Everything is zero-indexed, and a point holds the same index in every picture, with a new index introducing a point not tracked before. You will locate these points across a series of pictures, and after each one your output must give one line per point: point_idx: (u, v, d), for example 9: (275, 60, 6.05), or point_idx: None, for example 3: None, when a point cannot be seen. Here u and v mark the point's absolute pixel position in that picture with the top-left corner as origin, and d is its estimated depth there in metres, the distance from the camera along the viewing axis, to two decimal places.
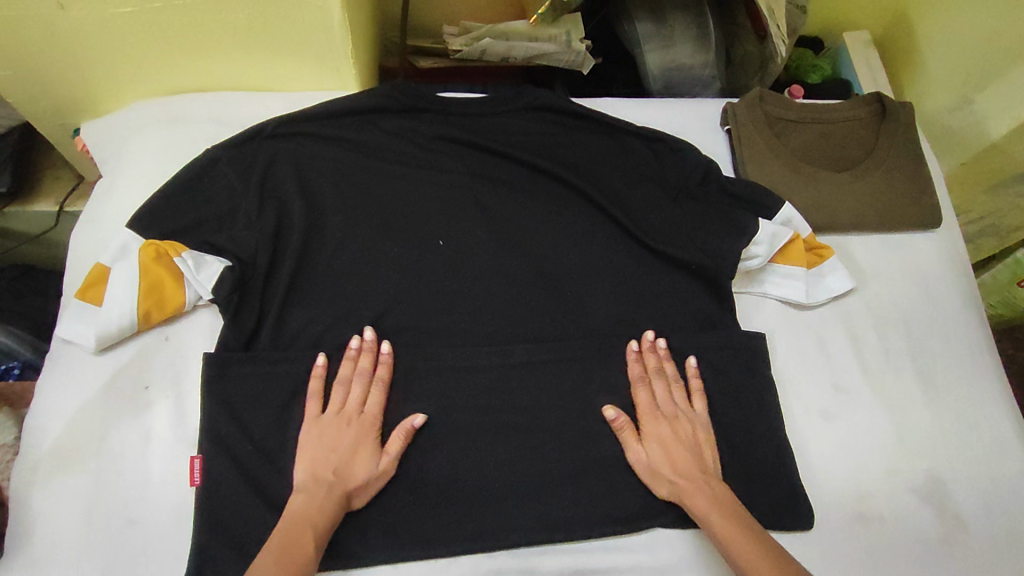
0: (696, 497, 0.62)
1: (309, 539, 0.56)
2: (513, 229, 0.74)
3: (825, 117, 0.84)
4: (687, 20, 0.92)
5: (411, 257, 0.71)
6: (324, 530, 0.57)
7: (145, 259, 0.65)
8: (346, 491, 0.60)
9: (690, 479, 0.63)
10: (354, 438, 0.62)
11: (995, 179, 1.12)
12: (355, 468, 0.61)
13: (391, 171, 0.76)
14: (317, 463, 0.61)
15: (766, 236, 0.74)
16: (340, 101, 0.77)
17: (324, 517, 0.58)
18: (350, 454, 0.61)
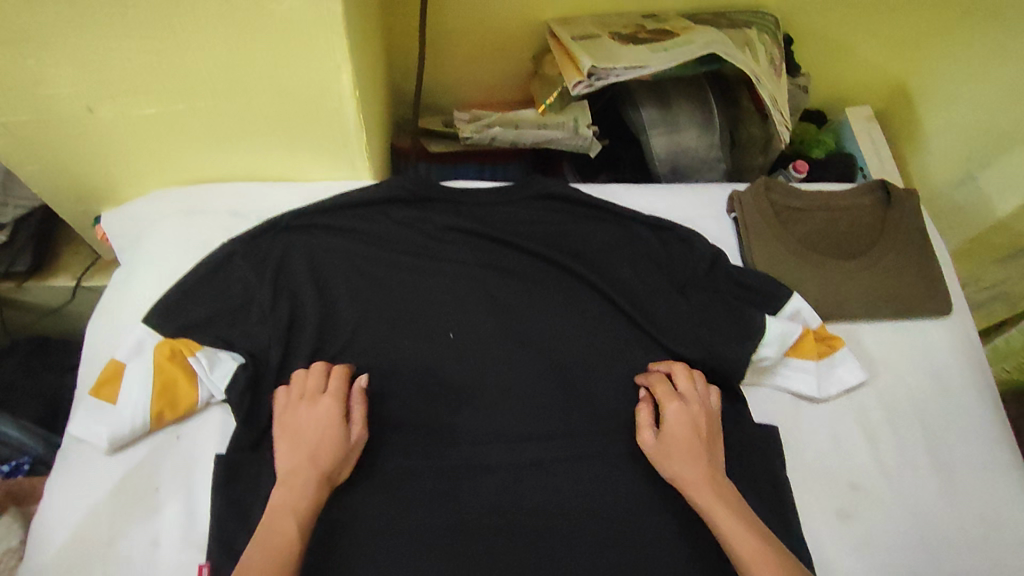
0: (702, 491, 0.62)
1: (294, 525, 0.58)
2: (523, 319, 0.75)
3: (832, 205, 0.84)
4: (692, 106, 0.95)
5: (422, 352, 0.72)
6: (308, 514, 0.59)
7: (160, 358, 0.66)
8: (324, 472, 0.61)
9: (701, 474, 0.63)
10: (318, 422, 0.63)
11: (1002, 253, 1.12)
12: (326, 448, 0.62)
13: (403, 263, 0.77)
14: (294, 450, 0.62)
15: (776, 337, 0.74)
16: (353, 195, 0.79)
17: (308, 503, 0.59)
18: (317, 438, 0.63)
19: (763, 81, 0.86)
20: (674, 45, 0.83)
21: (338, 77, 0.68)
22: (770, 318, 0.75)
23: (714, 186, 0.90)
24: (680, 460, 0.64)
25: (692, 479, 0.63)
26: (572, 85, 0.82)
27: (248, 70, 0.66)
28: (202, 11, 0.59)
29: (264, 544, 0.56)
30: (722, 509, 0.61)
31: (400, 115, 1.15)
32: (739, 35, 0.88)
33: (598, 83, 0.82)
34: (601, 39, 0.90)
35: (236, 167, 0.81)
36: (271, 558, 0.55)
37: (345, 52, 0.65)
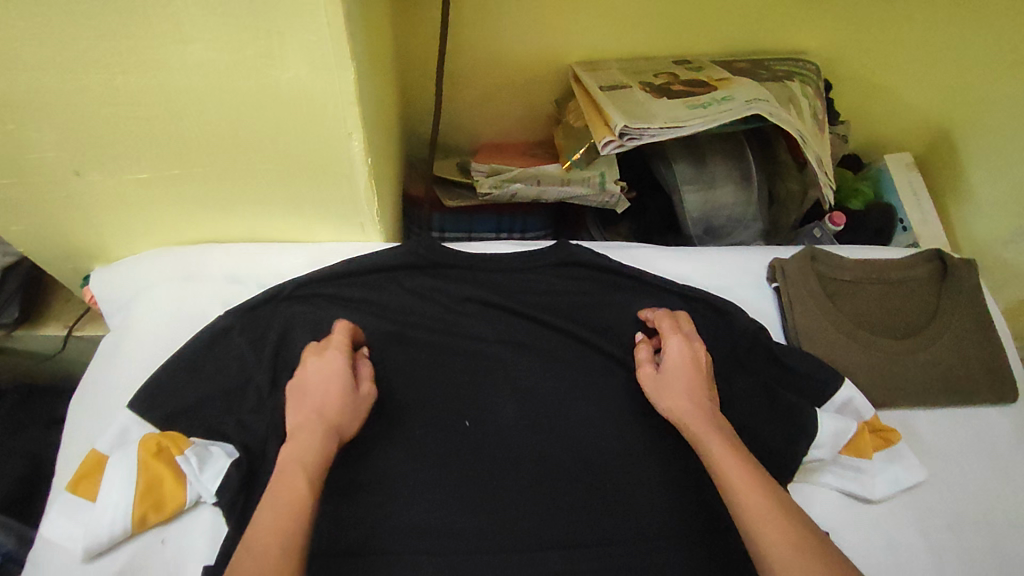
0: (695, 419, 0.61)
1: (304, 481, 0.53)
2: (548, 405, 0.68)
3: (884, 277, 0.77)
4: (728, 162, 0.88)
5: (434, 443, 0.65)
6: (318, 470, 0.54)
7: (145, 454, 0.60)
8: (331, 421, 0.58)
9: (696, 403, 0.63)
10: (325, 374, 0.60)
11: None
12: (334, 398, 0.59)
13: (414, 338, 0.70)
14: (302, 405, 0.58)
15: (830, 437, 0.67)
16: (363, 260, 0.73)
17: (318, 450, 0.55)
18: (323, 388, 0.59)
19: (810, 142, 0.79)
20: (713, 102, 0.77)
21: (348, 144, 0.61)
22: (820, 413, 0.68)
23: (753, 251, 0.83)
24: (678, 391, 0.64)
25: (687, 409, 0.62)
26: (602, 145, 0.76)
27: (250, 136, 0.60)
28: (199, 79, 0.53)
29: (273, 494, 0.52)
30: (715, 435, 0.59)
31: (414, 157, 1.08)
32: (781, 89, 0.82)
33: (630, 143, 0.75)
34: (632, 91, 0.84)
35: (237, 227, 0.75)
36: (281, 509, 0.51)
37: (357, 119, 0.58)
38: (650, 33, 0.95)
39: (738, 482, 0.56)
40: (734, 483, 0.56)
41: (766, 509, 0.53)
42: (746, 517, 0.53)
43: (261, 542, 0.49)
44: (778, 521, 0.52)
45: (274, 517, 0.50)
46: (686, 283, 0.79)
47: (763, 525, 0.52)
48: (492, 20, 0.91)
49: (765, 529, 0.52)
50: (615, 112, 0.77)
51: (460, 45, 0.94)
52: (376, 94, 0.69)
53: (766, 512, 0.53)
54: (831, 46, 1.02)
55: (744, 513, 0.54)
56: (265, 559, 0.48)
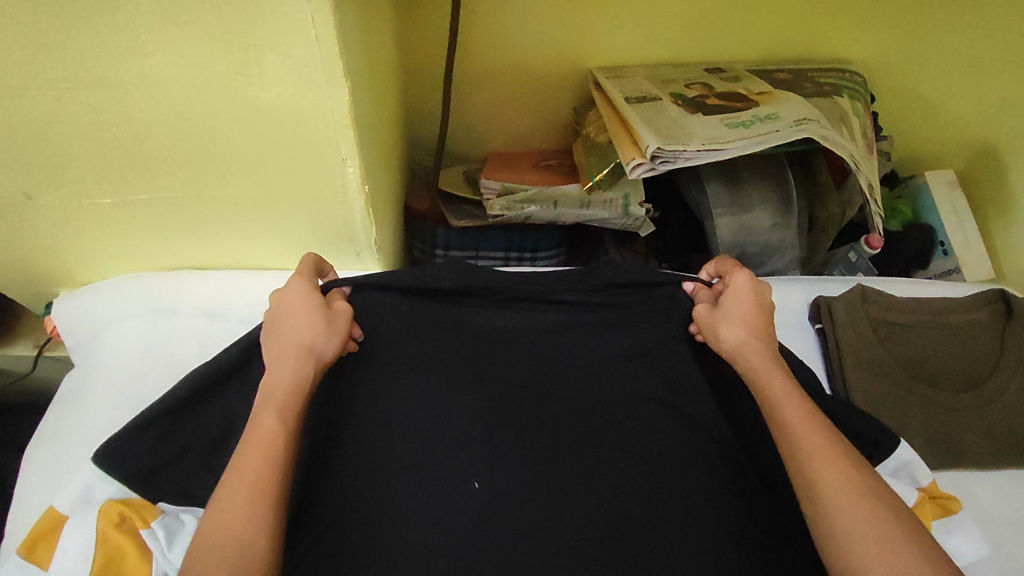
0: (756, 357, 0.55)
1: (275, 419, 0.49)
2: (572, 462, 0.58)
3: (941, 318, 0.69)
4: (766, 184, 0.79)
5: (436, 510, 0.54)
6: (290, 404, 0.50)
7: (105, 525, 0.52)
8: (300, 346, 0.52)
9: (759, 345, 0.56)
10: (287, 299, 0.55)
11: None
12: (301, 324, 0.53)
13: (421, 380, 0.59)
14: (272, 337, 0.54)
15: None
16: (365, 278, 0.59)
17: (290, 386, 0.51)
18: (287, 321, 0.54)
19: (863, 167, 0.70)
20: (756, 121, 0.69)
21: (341, 171, 0.53)
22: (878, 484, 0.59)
23: (794, 285, 0.74)
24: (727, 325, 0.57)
25: (745, 350, 0.56)
26: (631, 167, 0.67)
27: (227, 159, 0.52)
28: (164, 97, 0.45)
29: (246, 440, 0.48)
30: (777, 376, 0.54)
31: (420, 165, 0.98)
32: (830, 106, 0.73)
33: (663, 166, 0.67)
34: (663, 105, 0.75)
35: (218, 253, 0.66)
36: (253, 454, 0.47)
37: (353, 145, 0.50)
38: (679, 40, 0.87)
39: (798, 424, 0.50)
40: (797, 429, 0.50)
41: (826, 452, 0.48)
42: (808, 462, 0.48)
43: (232, 490, 0.45)
44: (838, 464, 0.47)
45: (249, 461, 0.47)
46: None
47: (822, 471, 0.47)
48: (506, 21, 0.82)
49: (827, 475, 0.47)
50: (646, 131, 0.68)
51: (470, 48, 0.85)
52: (377, 110, 0.61)
53: (827, 455, 0.48)
54: (875, 56, 0.93)
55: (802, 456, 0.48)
56: (235, 507, 0.45)
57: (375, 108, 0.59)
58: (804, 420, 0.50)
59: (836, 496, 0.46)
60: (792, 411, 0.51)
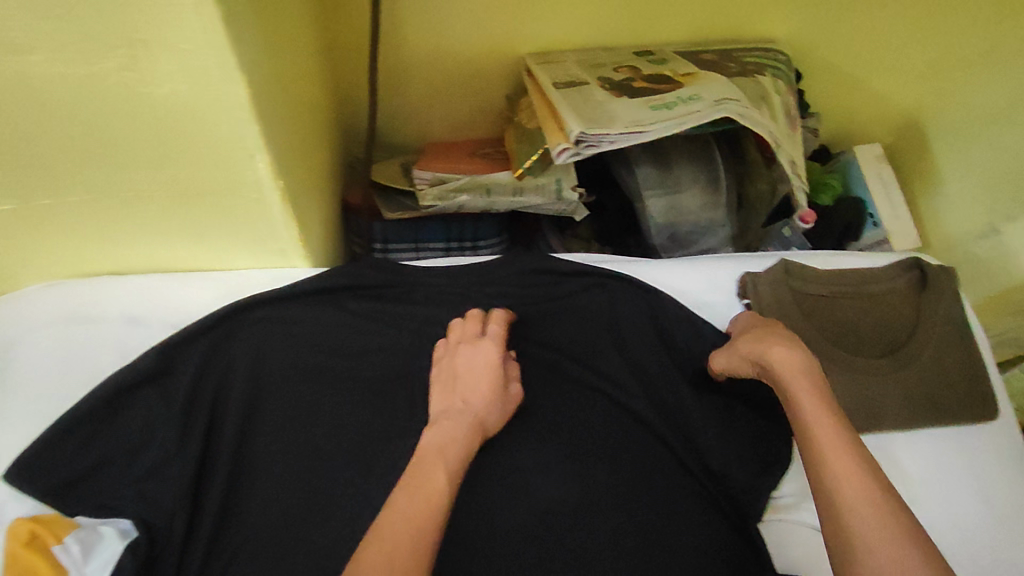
0: (792, 373, 0.55)
1: (442, 475, 0.46)
2: (507, 446, 0.59)
3: (862, 290, 0.71)
4: (693, 163, 0.80)
5: (364, 498, 0.56)
6: (461, 458, 0.49)
7: (14, 544, 0.49)
8: (479, 412, 0.55)
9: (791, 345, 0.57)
10: (475, 363, 0.59)
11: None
12: (486, 394, 0.57)
13: (348, 375, 0.62)
14: (454, 393, 0.57)
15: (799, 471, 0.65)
16: (307, 281, 0.65)
17: (461, 443, 0.51)
18: (472, 389, 0.57)
19: (784, 143, 0.72)
20: (678, 102, 0.69)
21: (251, 163, 0.51)
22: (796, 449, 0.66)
23: (721, 263, 0.75)
24: (752, 343, 0.59)
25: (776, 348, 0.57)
26: (555, 153, 0.67)
27: (129, 158, 0.50)
28: (48, 97, 0.43)
29: (409, 481, 0.45)
30: (812, 398, 0.52)
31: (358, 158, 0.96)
32: (749, 84, 0.74)
33: (587, 150, 0.67)
34: (589, 88, 0.75)
35: (138, 256, 0.64)
36: (419, 500, 0.43)
37: (259, 139, 0.49)
38: (607, 22, 0.87)
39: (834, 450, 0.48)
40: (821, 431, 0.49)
41: (857, 483, 0.46)
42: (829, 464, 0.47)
43: (390, 525, 0.41)
44: (863, 474, 0.46)
45: (409, 503, 0.43)
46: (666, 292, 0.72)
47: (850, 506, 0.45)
48: (430, 6, 0.81)
49: (848, 480, 0.46)
50: (569, 115, 0.68)
51: (396, 35, 0.83)
52: (293, 103, 0.59)
53: (858, 482, 0.46)
54: (799, 34, 0.95)
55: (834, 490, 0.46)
56: (396, 548, 0.40)
57: (290, 100, 0.57)
58: (834, 430, 0.49)
59: (863, 512, 0.44)
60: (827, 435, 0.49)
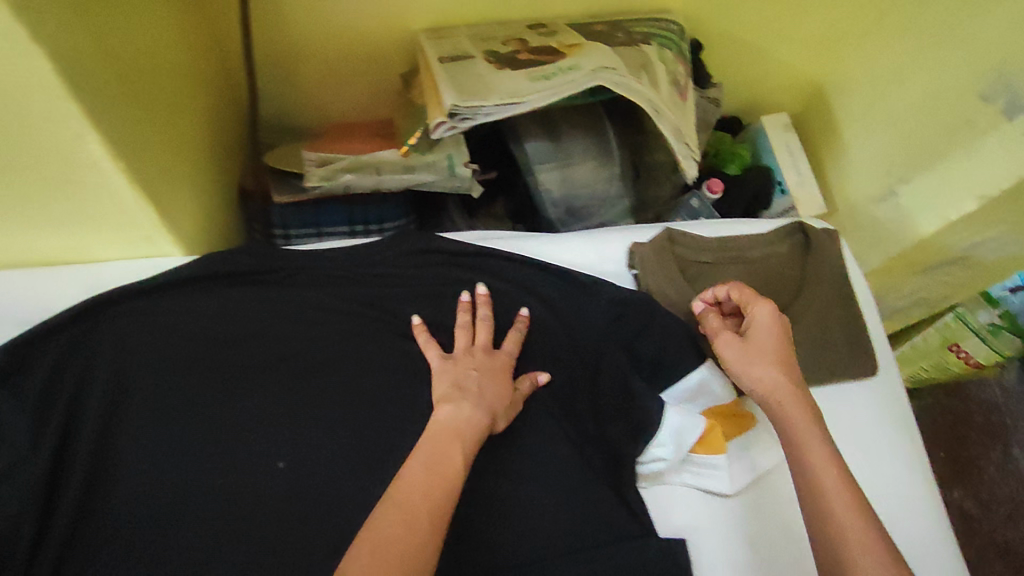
0: (797, 408, 0.59)
1: (459, 457, 0.52)
2: (385, 427, 0.61)
3: (746, 255, 0.72)
4: (586, 135, 0.80)
5: (237, 487, 0.57)
6: (469, 440, 0.54)
7: None
8: (493, 408, 0.58)
9: (788, 376, 0.60)
10: (494, 367, 0.62)
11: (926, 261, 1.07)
12: (502, 398, 0.59)
13: (216, 365, 0.61)
14: (461, 379, 0.60)
15: (670, 436, 0.63)
16: (171, 272, 0.63)
17: (477, 428, 0.56)
18: (489, 386, 0.59)
19: (666, 112, 0.72)
20: (557, 73, 0.69)
21: (83, 147, 0.49)
22: (670, 411, 0.63)
23: (611, 232, 0.75)
24: (771, 368, 0.60)
25: (779, 381, 0.60)
26: (432, 128, 0.67)
27: None
28: None
29: (431, 462, 0.51)
30: (815, 435, 0.57)
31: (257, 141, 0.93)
32: (632, 54, 0.74)
33: (462, 123, 0.67)
34: (472, 61, 0.74)
35: None
36: (437, 481, 0.49)
37: (81, 118, 0.46)
38: None
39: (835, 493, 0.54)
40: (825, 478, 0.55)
41: (856, 526, 0.52)
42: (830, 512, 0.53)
43: (407, 504, 0.47)
44: (862, 522, 0.52)
45: (425, 478, 0.49)
46: (558, 264, 0.73)
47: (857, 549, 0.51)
48: None
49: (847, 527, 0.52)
50: (446, 88, 0.67)
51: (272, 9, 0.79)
52: (144, 85, 0.56)
53: (856, 521, 0.52)
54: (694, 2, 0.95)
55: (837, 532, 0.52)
56: (411, 533, 0.45)
57: (134, 82, 0.53)
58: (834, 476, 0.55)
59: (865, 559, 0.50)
60: (829, 478, 0.55)
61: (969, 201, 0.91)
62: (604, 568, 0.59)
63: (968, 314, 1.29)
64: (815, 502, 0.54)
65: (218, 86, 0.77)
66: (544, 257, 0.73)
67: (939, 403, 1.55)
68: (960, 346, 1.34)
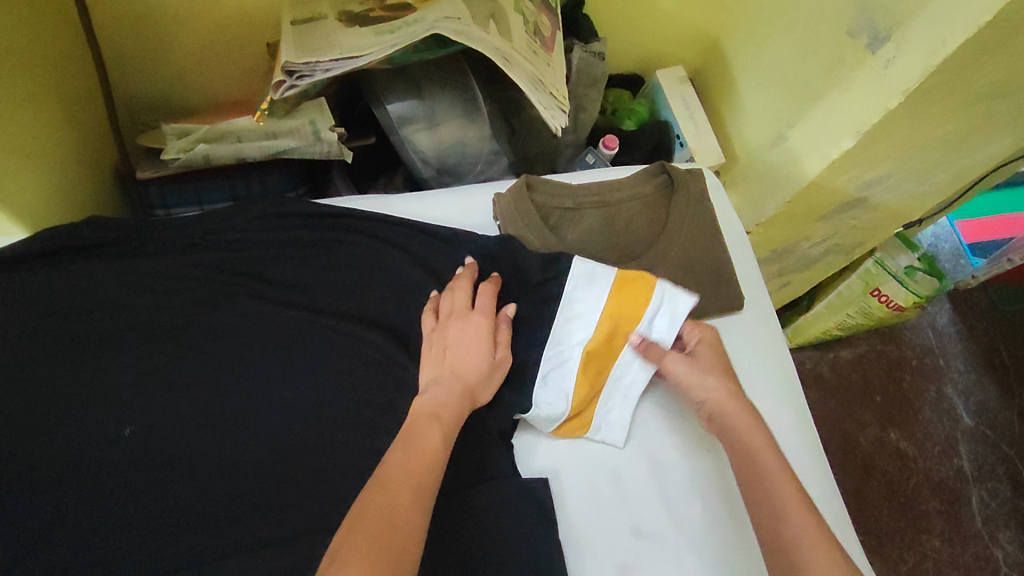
0: (742, 414, 0.60)
1: (439, 436, 0.54)
2: (239, 388, 0.60)
3: (607, 198, 0.74)
4: (451, 93, 0.80)
5: (81, 457, 0.56)
6: (451, 423, 0.56)
7: None
8: (469, 385, 0.59)
9: (725, 395, 0.62)
10: (466, 336, 0.61)
11: (829, 206, 1.07)
12: (476, 368, 0.60)
13: (63, 340, 0.60)
14: (438, 360, 0.60)
15: (550, 393, 0.65)
16: (10, 248, 0.62)
17: (452, 408, 0.57)
18: (462, 357, 0.60)
19: (518, 59, 0.72)
20: (402, 26, 0.68)
21: None
22: (541, 372, 0.65)
23: (477, 187, 0.77)
24: (717, 378, 0.62)
25: (715, 398, 0.62)
26: (274, 87, 0.67)
27: None
28: None
29: (409, 440, 0.53)
30: (758, 437, 0.59)
31: (142, 122, 0.90)
32: (484, 6, 0.74)
33: (303, 81, 0.67)
34: (323, 19, 0.73)
35: None
36: (420, 458, 0.52)
37: None
38: None
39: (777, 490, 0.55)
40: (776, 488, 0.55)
41: (804, 526, 0.52)
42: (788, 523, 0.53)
43: (393, 482, 0.49)
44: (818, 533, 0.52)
45: (409, 460, 0.51)
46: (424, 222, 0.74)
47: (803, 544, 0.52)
48: None
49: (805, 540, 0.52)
50: (285, 47, 0.67)
51: None
52: None
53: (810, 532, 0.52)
54: None
55: (791, 529, 0.53)
56: (395, 508, 0.47)
57: None
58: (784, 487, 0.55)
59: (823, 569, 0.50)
60: (775, 483, 0.55)
61: (848, 138, 0.90)
62: (462, 510, 0.59)
63: (887, 259, 1.25)
64: (769, 503, 0.55)
65: (71, 59, 0.74)
66: (410, 216, 0.74)
67: (875, 348, 1.54)
68: (880, 291, 1.27)
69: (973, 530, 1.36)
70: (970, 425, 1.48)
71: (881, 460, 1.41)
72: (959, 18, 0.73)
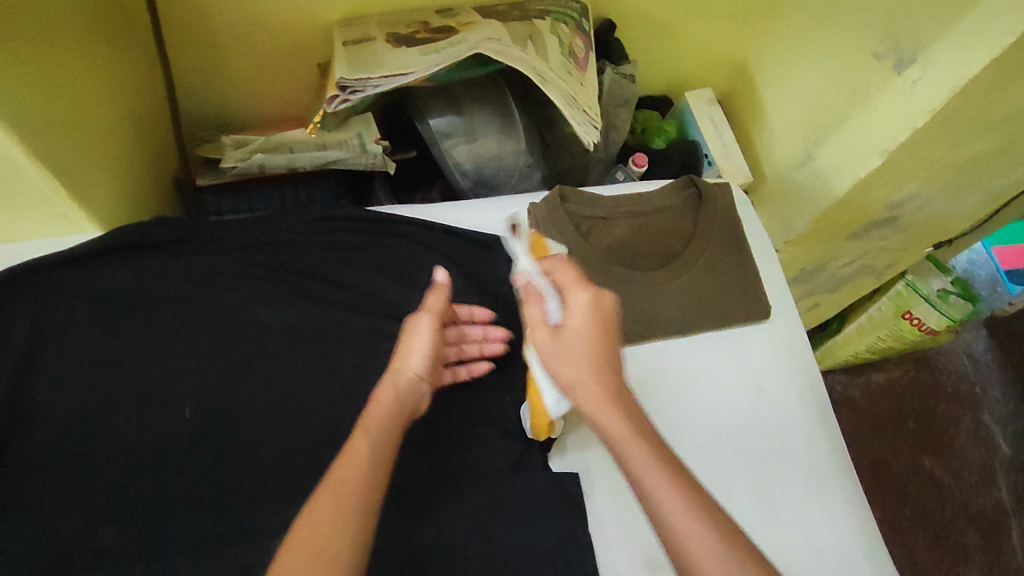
0: (601, 406, 0.51)
1: (369, 457, 0.47)
2: (290, 380, 0.65)
3: (637, 208, 0.77)
4: (487, 110, 0.85)
5: (145, 437, 0.60)
6: (388, 431, 0.50)
7: None
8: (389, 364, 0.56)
9: (593, 376, 0.52)
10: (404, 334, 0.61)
11: (858, 227, 1.09)
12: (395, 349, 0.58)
13: (131, 329, 0.64)
14: None
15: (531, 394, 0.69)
16: (86, 244, 0.65)
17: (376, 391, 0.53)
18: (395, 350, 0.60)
19: (553, 79, 0.77)
20: (445, 47, 0.74)
21: None
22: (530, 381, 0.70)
23: (513, 197, 0.81)
24: (575, 364, 0.52)
25: (576, 382, 0.52)
26: (328, 101, 0.73)
27: None
28: None
29: (340, 467, 0.46)
30: (625, 426, 0.50)
31: (200, 136, 0.97)
32: (522, 30, 0.79)
33: (355, 95, 0.73)
34: (373, 41, 0.79)
35: None
36: (346, 486, 0.45)
37: None
38: None
39: (666, 497, 0.46)
40: (649, 486, 0.47)
41: (706, 538, 0.44)
42: (677, 529, 0.45)
43: (321, 517, 0.43)
44: (715, 541, 0.44)
45: (337, 489, 0.45)
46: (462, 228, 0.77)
47: (697, 543, 0.44)
48: None
49: (696, 546, 0.44)
50: (339, 64, 0.73)
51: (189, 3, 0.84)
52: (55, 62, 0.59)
53: (695, 531, 0.44)
54: None
55: (674, 532, 0.45)
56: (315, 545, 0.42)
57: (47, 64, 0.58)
58: (662, 486, 0.46)
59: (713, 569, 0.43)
60: (655, 485, 0.46)
61: (875, 157, 0.91)
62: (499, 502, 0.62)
63: (919, 282, 1.24)
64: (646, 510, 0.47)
65: (141, 71, 0.80)
66: (449, 223, 0.78)
67: (908, 373, 1.52)
68: (912, 314, 1.26)
69: (1013, 563, 1.32)
70: (1008, 455, 1.44)
71: (914, 487, 1.39)
72: (987, 38, 0.74)
